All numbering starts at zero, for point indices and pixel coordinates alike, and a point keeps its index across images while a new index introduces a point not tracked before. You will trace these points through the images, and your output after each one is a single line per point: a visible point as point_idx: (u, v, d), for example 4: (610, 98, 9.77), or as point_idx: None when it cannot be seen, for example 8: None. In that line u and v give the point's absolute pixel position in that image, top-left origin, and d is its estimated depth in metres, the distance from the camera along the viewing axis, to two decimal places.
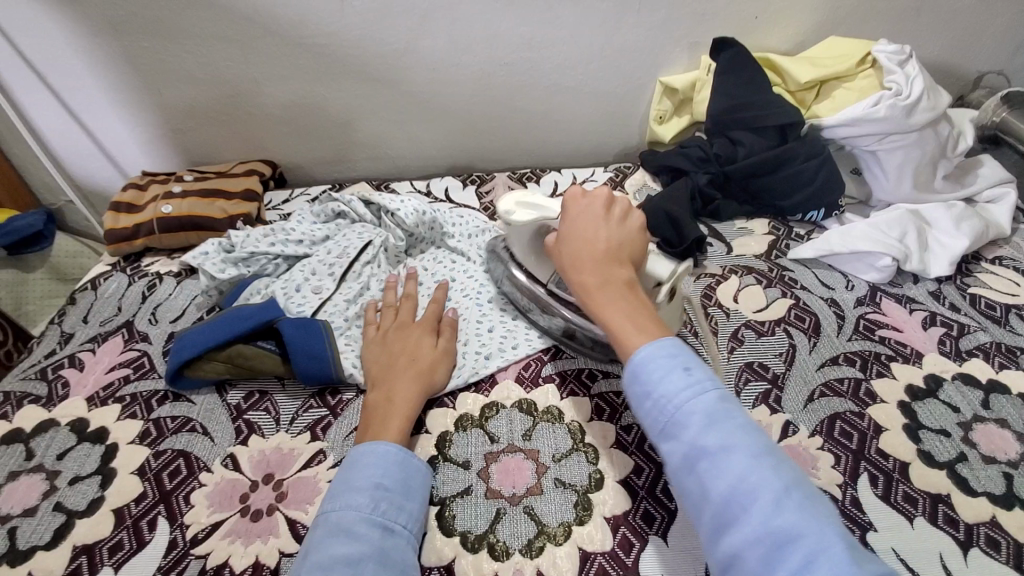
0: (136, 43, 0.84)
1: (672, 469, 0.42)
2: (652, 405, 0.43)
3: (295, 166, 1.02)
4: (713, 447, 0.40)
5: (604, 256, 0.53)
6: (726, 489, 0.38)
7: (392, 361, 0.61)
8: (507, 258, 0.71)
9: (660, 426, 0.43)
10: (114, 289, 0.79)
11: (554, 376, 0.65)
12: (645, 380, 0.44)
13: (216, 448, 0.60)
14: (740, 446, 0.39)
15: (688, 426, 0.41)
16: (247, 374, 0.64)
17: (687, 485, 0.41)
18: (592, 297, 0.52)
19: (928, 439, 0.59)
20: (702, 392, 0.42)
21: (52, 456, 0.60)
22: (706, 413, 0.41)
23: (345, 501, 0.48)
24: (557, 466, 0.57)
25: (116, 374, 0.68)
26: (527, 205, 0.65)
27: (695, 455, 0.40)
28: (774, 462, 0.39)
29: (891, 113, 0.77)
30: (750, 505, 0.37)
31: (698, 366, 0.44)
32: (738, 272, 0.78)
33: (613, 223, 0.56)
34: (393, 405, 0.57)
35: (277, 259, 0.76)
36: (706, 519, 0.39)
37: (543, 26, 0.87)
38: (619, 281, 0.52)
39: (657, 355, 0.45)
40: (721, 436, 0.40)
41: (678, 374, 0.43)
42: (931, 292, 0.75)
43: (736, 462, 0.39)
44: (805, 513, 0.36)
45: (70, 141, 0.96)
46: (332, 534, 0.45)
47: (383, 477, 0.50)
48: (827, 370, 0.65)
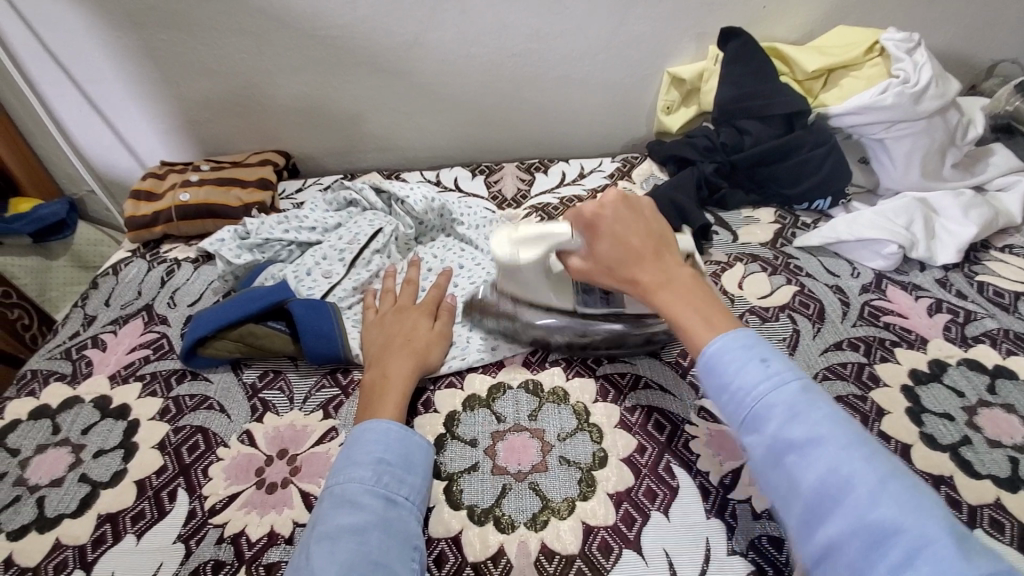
0: (155, 36, 0.87)
1: (758, 463, 0.42)
2: (729, 398, 0.44)
3: (308, 157, 1.04)
4: (800, 440, 0.40)
5: (651, 254, 0.53)
6: (816, 482, 0.38)
7: (389, 341, 0.63)
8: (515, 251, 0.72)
9: (741, 419, 0.43)
10: (134, 274, 0.82)
11: (560, 359, 0.67)
12: (720, 373, 0.45)
13: (232, 424, 0.62)
14: (830, 437, 0.39)
15: (771, 419, 0.41)
16: (258, 354, 0.66)
17: (773, 479, 0.41)
18: (656, 298, 0.51)
19: (930, 422, 0.59)
20: (784, 383, 0.42)
21: (77, 430, 0.63)
22: (789, 405, 0.41)
23: (349, 474, 0.49)
24: (562, 444, 0.58)
25: (137, 354, 0.70)
26: (526, 240, 0.61)
27: (781, 448, 0.40)
28: (869, 454, 0.38)
29: (898, 101, 0.77)
30: (842, 499, 0.37)
31: (777, 357, 0.44)
32: (743, 259, 0.79)
33: (645, 220, 0.56)
34: (390, 381, 0.59)
35: (291, 246, 0.79)
36: (796, 513, 0.39)
37: (551, 17, 0.88)
38: (676, 275, 0.52)
39: (731, 346, 0.45)
40: (808, 428, 0.40)
41: (755, 365, 0.43)
42: (937, 279, 0.75)
43: (825, 455, 0.39)
44: (904, 507, 0.35)
45: (92, 132, 0.99)
46: (337, 505, 0.47)
47: (384, 452, 0.51)
48: (830, 354, 0.66)
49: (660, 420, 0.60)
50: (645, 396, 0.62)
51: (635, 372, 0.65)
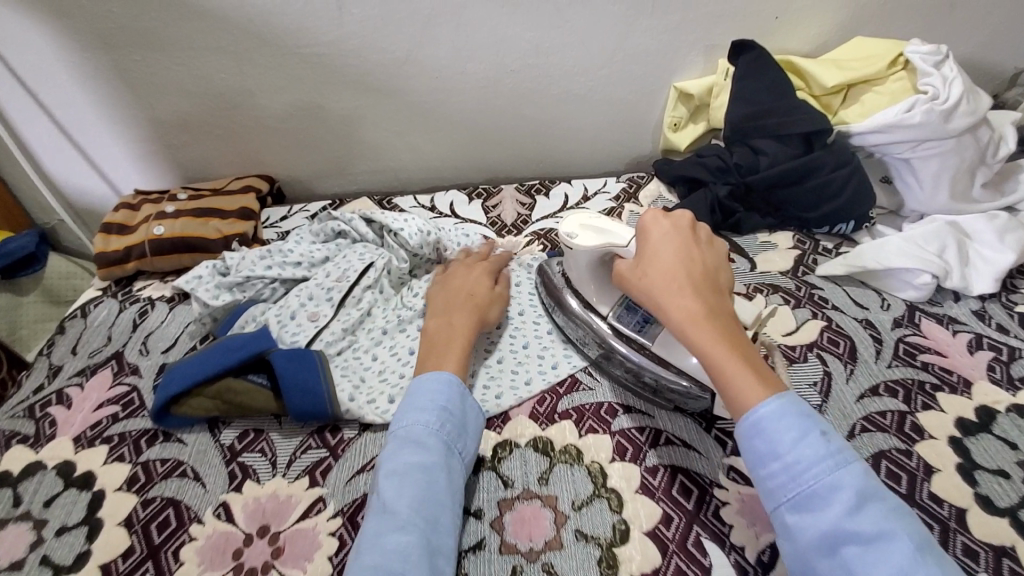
0: (128, 56, 0.80)
1: (805, 547, 0.40)
2: (783, 472, 0.41)
3: (293, 181, 0.97)
4: (866, 532, 0.38)
5: (703, 283, 0.51)
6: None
7: (452, 298, 0.65)
8: (562, 288, 0.68)
9: (794, 498, 0.41)
10: (104, 316, 0.75)
11: (571, 411, 0.61)
12: (775, 442, 0.42)
13: (208, 496, 0.55)
14: (898, 534, 0.37)
15: (833, 503, 0.39)
16: (239, 412, 0.60)
17: (824, 569, 0.38)
18: (696, 325, 0.48)
19: (984, 481, 0.54)
20: (848, 465, 0.40)
21: (38, 503, 0.56)
22: (855, 493, 0.39)
23: (415, 418, 0.51)
24: (577, 515, 0.53)
25: (104, 411, 0.63)
26: (594, 229, 0.61)
27: (842, 537, 0.38)
28: (935, 558, 0.37)
29: (926, 119, 0.72)
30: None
31: (836, 434, 0.42)
32: (764, 290, 0.73)
33: (707, 250, 0.54)
34: (454, 330, 0.61)
35: (274, 283, 0.72)
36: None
37: (553, 31, 0.82)
38: (721, 312, 0.50)
39: (790, 412, 0.43)
40: (876, 522, 0.38)
41: (815, 440, 0.41)
42: (974, 312, 0.69)
43: (895, 554, 0.37)
44: None
45: (63, 157, 0.93)
46: (401, 447, 0.49)
47: (448, 402, 0.52)
48: (867, 402, 0.60)
49: (684, 483, 0.55)
50: (666, 454, 0.57)
51: (654, 427, 0.59)
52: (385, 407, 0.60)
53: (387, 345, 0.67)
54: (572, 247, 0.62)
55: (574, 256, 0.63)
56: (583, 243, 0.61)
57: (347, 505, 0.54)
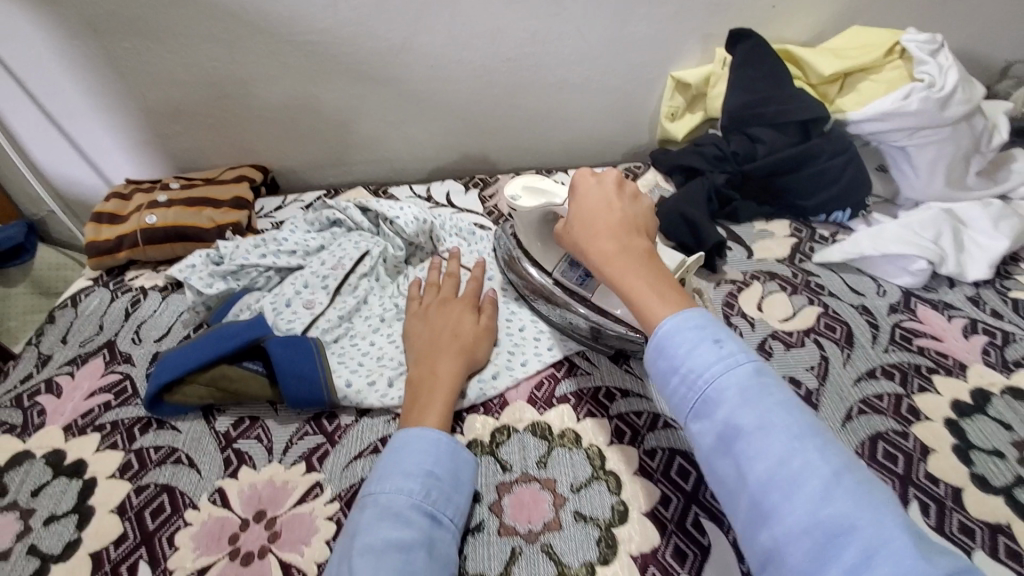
0: (119, 44, 0.79)
1: (708, 451, 0.41)
2: (682, 384, 0.43)
3: (290, 172, 0.97)
4: (750, 426, 0.39)
5: (620, 227, 0.54)
6: (764, 472, 0.37)
7: (435, 337, 0.61)
8: (521, 258, 0.69)
9: (693, 406, 0.43)
10: (95, 306, 0.74)
11: (569, 395, 0.61)
12: (673, 356, 0.44)
13: (203, 482, 0.55)
14: (781, 424, 0.38)
15: (721, 403, 0.41)
16: (233, 400, 0.59)
17: (722, 468, 0.40)
18: (611, 265, 0.51)
19: (980, 461, 0.54)
20: (738, 367, 0.41)
21: (26, 492, 0.55)
22: (743, 392, 0.40)
23: (396, 484, 0.48)
24: (576, 497, 0.53)
25: (95, 400, 0.62)
26: (536, 191, 0.69)
27: (730, 435, 0.40)
28: (820, 444, 0.37)
29: (923, 107, 0.73)
30: (789, 489, 0.36)
31: (731, 340, 0.43)
32: (760, 277, 0.73)
33: (628, 201, 0.57)
34: (438, 378, 0.57)
35: (269, 272, 0.71)
36: (742, 505, 0.39)
37: (550, 19, 0.82)
38: (638, 251, 0.52)
39: (685, 327, 0.44)
40: (759, 415, 0.39)
41: (708, 348, 0.43)
42: (969, 297, 0.70)
43: (776, 441, 0.38)
44: (855, 500, 0.35)
45: (52, 148, 0.92)
46: (381, 517, 0.46)
47: (435, 466, 0.50)
48: (864, 385, 0.61)
49: (682, 465, 0.55)
50: (664, 437, 0.57)
51: (652, 411, 0.59)
52: (384, 391, 0.60)
53: (384, 332, 0.66)
54: (516, 208, 0.69)
55: (520, 216, 0.68)
56: (526, 204, 0.68)
57: (344, 490, 0.54)
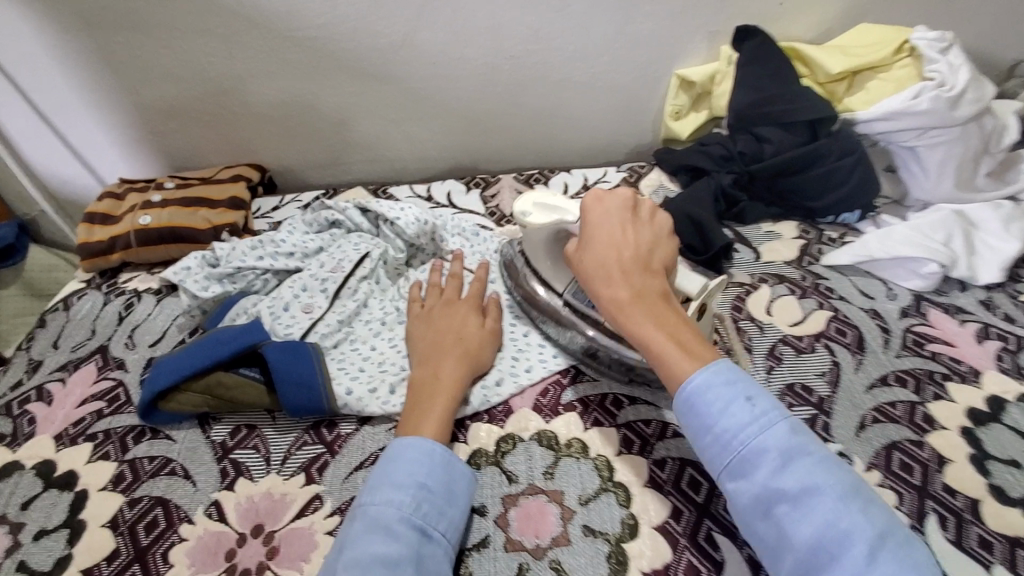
0: (110, 39, 0.77)
1: (745, 510, 0.41)
2: (717, 443, 0.42)
3: (287, 171, 0.95)
4: (793, 488, 0.39)
5: (633, 266, 0.50)
6: (811, 536, 0.38)
7: (438, 339, 0.59)
8: (528, 275, 0.66)
9: (729, 467, 0.42)
10: (87, 309, 0.72)
11: (575, 403, 0.60)
12: (706, 415, 0.43)
13: (198, 494, 0.53)
14: (822, 486, 0.39)
15: (761, 466, 0.40)
16: (230, 408, 0.57)
17: (762, 530, 0.40)
18: (625, 313, 0.48)
19: (996, 471, 0.53)
20: (774, 427, 0.41)
21: (16, 505, 0.53)
22: (783, 453, 0.40)
23: (387, 496, 0.46)
24: (584, 510, 0.52)
25: (88, 407, 0.61)
26: (548, 207, 0.59)
27: (771, 498, 0.39)
28: (860, 503, 0.38)
29: (933, 106, 0.71)
30: (836, 552, 0.37)
31: (763, 397, 0.43)
32: (769, 281, 0.72)
33: (642, 229, 0.52)
34: (440, 384, 0.55)
35: (266, 274, 0.70)
36: (786, 565, 0.39)
37: (554, 16, 0.80)
38: (654, 295, 0.49)
39: (718, 384, 0.43)
40: (801, 477, 0.39)
41: (741, 407, 0.42)
42: (981, 301, 0.69)
43: (820, 505, 0.38)
44: (898, 561, 0.36)
45: (43, 146, 0.89)
46: (369, 530, 0.44)
47: (427, 477, 0.48)
48: (877, 392, 0.59)
49: (694, 475, 0.53)
50: (675, 446, 0.55)
51: (661, 418, 0.58)
52: (386, 397, 0.58)
53: (385, 337, 0.65)
54: (526, 226, 0.60)
55: (529, 233, 0.62)
56: (538, 222, 0.59)
57: (344, 503, 0.52)
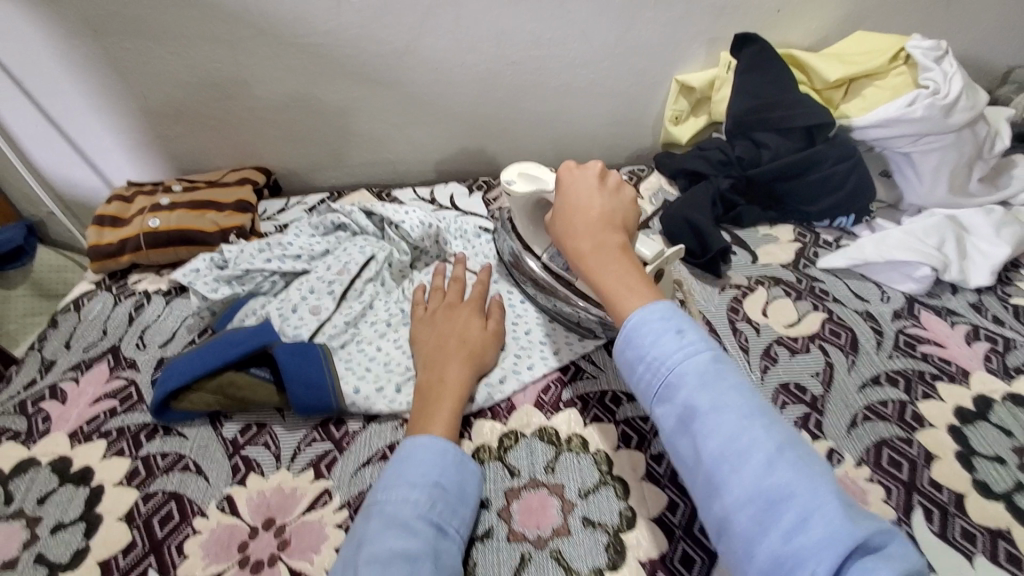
0: (120, 45, 0.79)
1: (668, 432, 0.43)
2: (645, 369, 0.44)
3: (292, 174, 0.96)
4: (706, 407, 0.40)
5: (597, 222, 0.53)
6: (717, 449, 0.39)
7: (442, 342, 0.61)
8: (523, 250, 0.69)
9: (658, 393, 0.43)
10: (99, 310, 0.73)
11: (575, 400, 0.61)
12: (637, 342, 0.45)
13: (211, 489, 0.55)
14: (732, 405, 0.40)
15: (681, 386, 0.42)
16: (240, 407, 0.59)
17: (681, 448, 0.41)
18: (585, 261, 0.52)
19: (982, 467, 0.55)
20: (697, 353, 0.43)
21: (32, 500, 0.55)
22: (701, 376, 0.42)
23: (403, 494, 0.48)
24: (585, 503, 0.54)
25: (101, 406, 0.62)
26: (530, 177, 0.64)
27: (688, 415, 0.41)
28: (767, 422, 0.39)
29: (928, 114, 0.73)
30: (739, 464, 0.38)
31: (692, 329, 0.44)
32: (765, 283, 0.73)
33: (609, 194, 0.56)
34: (447, 386, 0.57)
35: (274, 276, 0.71)
36: (699, 482, 0.40)
37: (555, 22, 0.82)
38: (613, 247, 0.52)
39: (651, 316, 0.45)
40: (714, 396, 0.41)
41: (669, 335, 0.44)
42: (971, 303, 0.70)
43: (729, 421, 0.39)
44: (796, 471, 0.37)
45: (52, 148, 0.91)
46: (388, 526, 0.46)
47: (441, 476, 0.50)
48: (869, 391, 0.61)
49: None
50: None
51: None
52: (393, 396, 0.60)
53: (390, 338, 0.66)
54: (510, 194, 0.65)
55: (513, 203, 0.65)
56: (520, 190, 0.63)
57: (352, 497, 0.54)
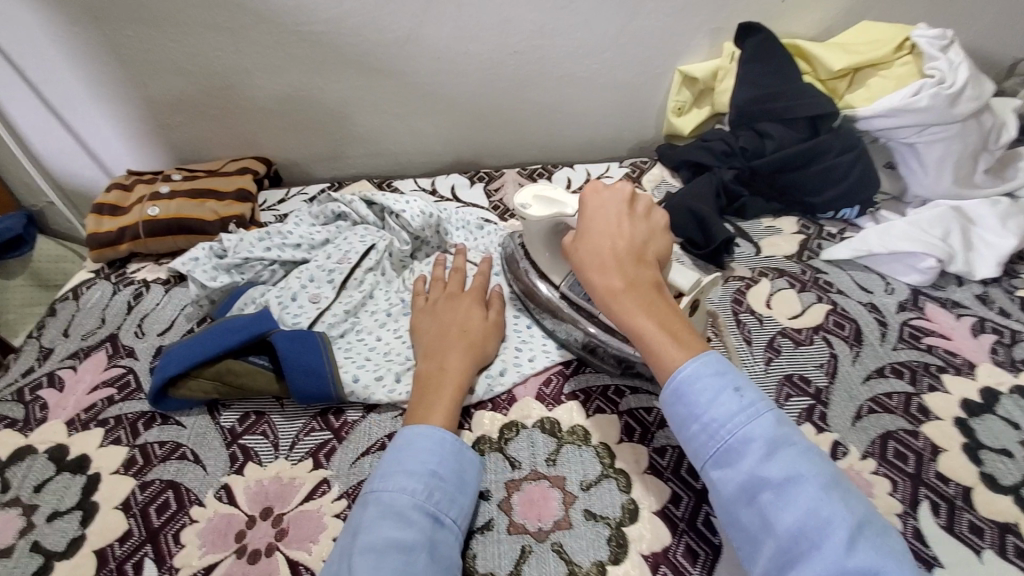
0: (119, 32, 0.78)
1: (728, 500, 0.41)
2: (703, 432, 0.43)
3: (293, 164, 0.96)
4: (777, 477, 0.39)
5: (626, 252, 0.51)
6: (793, 524, 0.38)
7: (443, 332, 0.61)
8: (531, 272, 0.66)
9: (716, 456, 0.42)
10: (97, 299, 0.73)
11: (578, 393, 0.61)
12: (694, 403, 0.43)
13: (209, 478, 0.54)
14: (803, 475, 0.39)
15: (747, 453, 0.41)
16: (239, 395, 0.59)
17: (744, 519, 0.40)
18: (615, 297, 0.49)
19: (989, 460, 0.54)
20: (760, 417, 0.42)
21: (29, 488, 0.55)
22: (766, 441, 0.41)
23: (400, 483, 0.47)
24: (586, 495, 0.53)
25: (98, 394, 0.62)
26: (547, 200, 0.61)
27: (756, 485, 0.40)
28: (840, 494, 0.38)
29: (933, 103, 0.73)
30: (818, 542, 0.37)
31: (750, 387, 0.43)
32: (769, 275, 0.73)
33: (638, 223, 0.53)
34: (447, 376, 0.56)
35: (273, 265, 0.71)
36: (768, 555, 0.39)
37: (558, 11, 0.81)
38: (647, 286, 0.50)
39: (705, 373, 0.44)
40: (784, 467, 0.39)
41: (729, 396, 0.43)
42: (977, 296, 0.70)
43: (802, 493, 0.38)
44: (877, 550, 0.36)
45: (51, 137, 0.90)
46: (384, 516, 0.45)
47: (439, 465, 0.49)
48: (874, 384, 0.61)
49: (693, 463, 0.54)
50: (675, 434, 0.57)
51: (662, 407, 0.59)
52: (392, 386, 0.59)
53: (391, 328, 0.66)
54: (526, 218, 0.62)
55: (529, 226, 0.62)
56: (537, 215, 0.60)
57: (351, 487, 0.53)
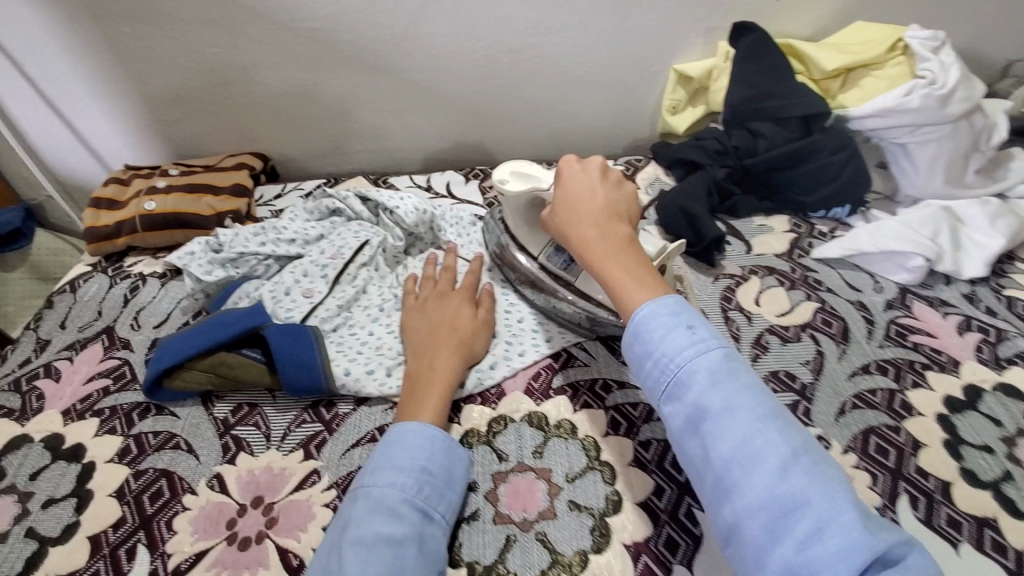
0: (117, 28, 0.79)
1: (677, 432, 0.43)
2: (654, 366, 0.44)
3: (290, 160, 0.97)
4: (718, 409, 0.40)
5: (602, 212, 0.54)
6: (728, 452, 0.39)
7: (432, 331, 0.61)
8: (509, 244, 0.69)
9: (666, 390, 0.44)
10: (95, 291, 0.74)
11: (566, 387, 0.62)
12: (647, 340, 0.45)
13: (201, 467, 0.55)
14: (743, 407, 0.40)
15: (692, 386, 0.42)
16: (231, 386, 0.60)
17: (691, 449, 0.42)
18: (591, 250, 0.52)
19: (969, 455, 0.55)
20: (708, 352, 0.43)
21: (24, 476, 0.56)
22: (711, 374, 0.42)
23: (389, 479, 0.48)
24: (571, 487, 0.54)
25: (94, 384, 0.63)
26: (523, 175, 0.64)
27: (699, 416, 0.41)
28: (781, 426, 0.39)
29: (924, 104, 0.73)
30: (752, 470, 0.38)
31: (702, 325, 0.44)
32: (759, 273, 0.73)
33: (613, 187, 0.56)
34: (436, 374, 0.57)
35: (268, 260, 0.71)
36: (709, 483, 0.40)
37: (552, 10, 0.82)
38: (621, 239, 0.52)
39: (660, 312, 0.45)
40: (725, 398, 0.41)
41: (681, 333, 0.44)
42: (964, 295, 0.70)
43: (740, 422, 0.39)
44: (810, 477, 0.37)
45: (50, 132, 0.91)
46: (374, 510, 0.46)
47: (429, 461, 0.50)
48: (859, 380, 0.61)
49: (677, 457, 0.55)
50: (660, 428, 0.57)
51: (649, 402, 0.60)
52: (382, 380, 0.60)
53: (383, 322, 0.66)
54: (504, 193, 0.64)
55: (509, 202, 0.66)
56: (514, 190, 0.63)
57: (341, 478, 0.54)
